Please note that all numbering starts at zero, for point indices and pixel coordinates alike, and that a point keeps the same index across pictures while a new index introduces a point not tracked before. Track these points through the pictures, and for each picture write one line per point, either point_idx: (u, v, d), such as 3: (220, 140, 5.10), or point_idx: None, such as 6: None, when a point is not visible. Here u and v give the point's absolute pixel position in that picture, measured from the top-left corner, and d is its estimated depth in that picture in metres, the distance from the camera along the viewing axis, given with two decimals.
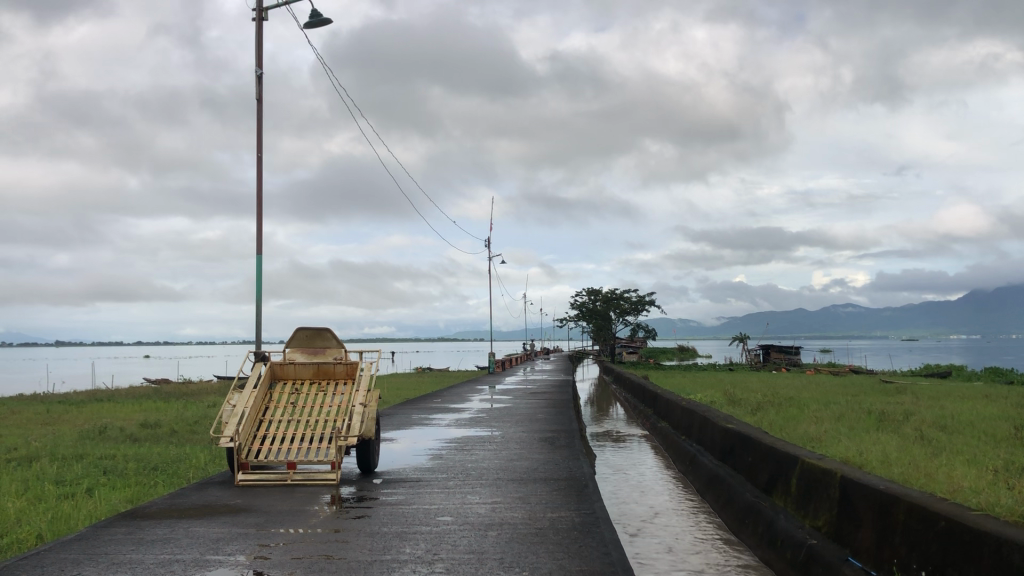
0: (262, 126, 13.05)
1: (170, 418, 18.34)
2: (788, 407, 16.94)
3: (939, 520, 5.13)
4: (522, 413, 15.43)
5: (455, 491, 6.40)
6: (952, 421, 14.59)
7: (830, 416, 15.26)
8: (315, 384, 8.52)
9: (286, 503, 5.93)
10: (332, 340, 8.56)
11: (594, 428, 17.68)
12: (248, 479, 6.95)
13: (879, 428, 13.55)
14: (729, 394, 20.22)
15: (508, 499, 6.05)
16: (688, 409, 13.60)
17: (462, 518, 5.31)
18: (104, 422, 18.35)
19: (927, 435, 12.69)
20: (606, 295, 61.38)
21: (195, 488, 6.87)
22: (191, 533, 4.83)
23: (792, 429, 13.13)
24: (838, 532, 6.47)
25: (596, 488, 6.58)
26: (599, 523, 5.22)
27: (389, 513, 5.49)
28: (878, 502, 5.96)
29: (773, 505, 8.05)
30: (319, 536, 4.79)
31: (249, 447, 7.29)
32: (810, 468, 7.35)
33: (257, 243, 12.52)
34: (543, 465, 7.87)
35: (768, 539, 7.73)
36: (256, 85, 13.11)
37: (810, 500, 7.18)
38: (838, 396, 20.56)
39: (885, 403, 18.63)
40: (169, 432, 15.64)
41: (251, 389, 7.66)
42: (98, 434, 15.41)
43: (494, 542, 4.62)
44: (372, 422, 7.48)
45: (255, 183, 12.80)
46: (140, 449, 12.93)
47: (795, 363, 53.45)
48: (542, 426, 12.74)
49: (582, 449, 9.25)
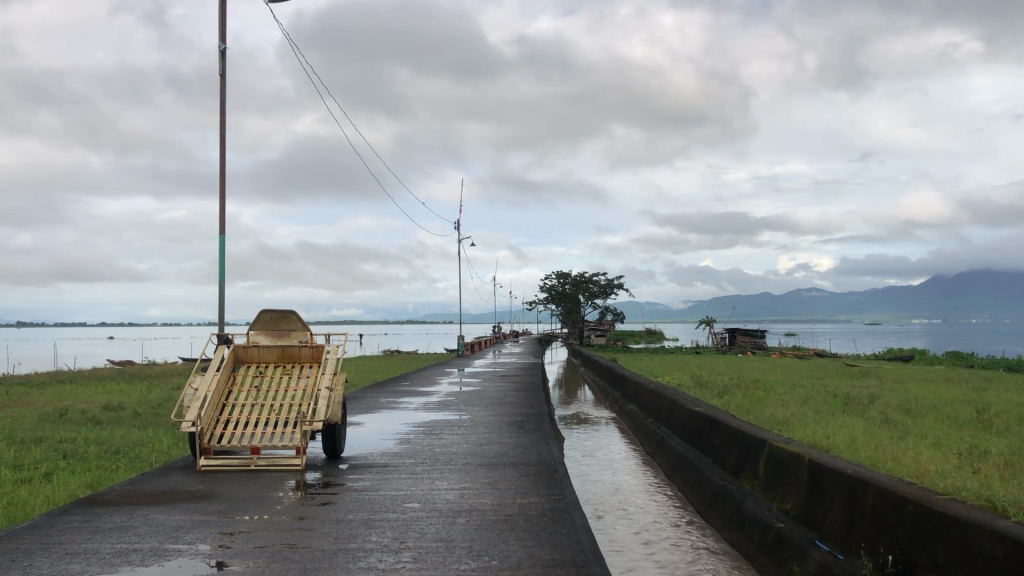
0: (225, 103, 12.78)
1: (133, 401, 18.05)
2: (755, 390, 17.02)
3: (907, 505, 5.12)
4: (491, 396, 15.35)
5: (423, 477, 6.29)
6: (916, 404, 14.75)
7: (796, 399, 15.37)
8: (280, 367, 8.39)
9: (250, 489, 5.79)
10: (298, 323, 8.40)
11: (563, 411, 17.66)
12: (211, 465, 6.80)
13: (845, 412, 13.65)
14: (696, 377, 20.32)
15: (477, 485, 5.96)
16: (656, 392, 13.61)
17: (430, 504, 5.21)
18: (65, 404, 17.99)
19: (892, 418, 12.79)
20: (575, 278, 61.45)
21: (157, 473, 6.71)
22: (150, 521, 4.69)
23: (760, 412, 13.18)
24: (806, 515, 6.47)
25: (566, 474, 6.52)
26: (570, 509, 5.15)
27: (355, 499, 5.38)
28: (846, 486, 5.95)
29: (741, 489, 8.05)
30: (283, 523, 4.67)
31: (212, 432, 7.13)
32: (778, 452, 7.35)
33: (220, 223, 12.28)
34: (512, 449, 7.81)
35: (735, 522, 7.74)
36: (220, 60, 12.83)
37: (778, 483, 7.19)
38: (805, 379, 20.71)
39: (851, 386, 18.80)
40: (132, 414, 15.38)
41: (215, 372, 7.50)
42: (59, 417, 15.10)
43: (463, 529, 4.53)
44: (338, 406, 7.35)
45: (218, 162, 12.55)
46: (102, 432, 12.68)
47: (761, 347, 53.80)
48: (511, 409, 12.68)
49: (552, 433, 9.20)
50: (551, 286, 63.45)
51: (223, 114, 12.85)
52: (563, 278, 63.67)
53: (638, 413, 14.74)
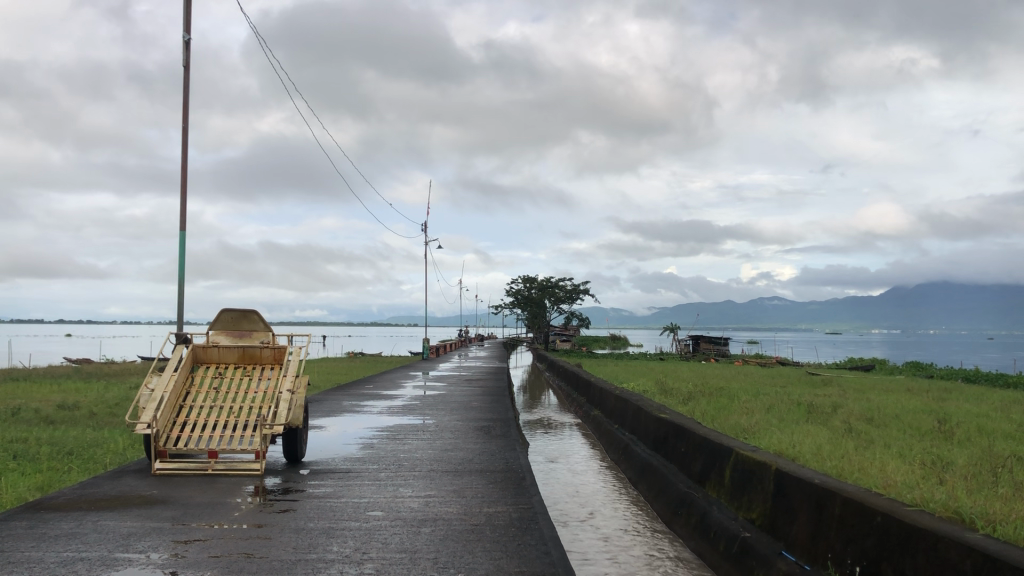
0: (188, 96, 12.51)
1: (88, 399, 17.66)
2: (720, 397, 17.05)
3: (875, 516, 5.05)
4: (457, 401, 15.17)
5: (387, 484, 6.14)
6: (879, 413, 14.85)
7: (760, 407, 15.39)
8: (240, 369, 8.17)
9: (206, 495, 5.59)
10: (259, 323, 8.21)
11: (528, 416, 17.53)
12: (166, 469, 6.57)
13: (809, 420, 13.67)
14: (661, 384, 20.32)
15: (442, 492, 5.82)
16: (621, 397, 13.55)
17: (394, 513, 5.07)
18: (17, 403, 17.53)
19: (856, 428, 12.82)
20: (541, 283, 61.39)
21: (109, 476, 6.47)
22: (99, 528, 4.48)
23: (724, 420, 13.18)
24: (771, 524, 6.40)
25: (533, 481, 6.39)
26: (538, 519, 5.02)
27: (316, 507, 5.21)
28: (813, 495, 5.89)
29: (706, 496, 7.99)
30: (240, 532, 4.49)
31: (167, 434, 6.90)
32: (744, 460, 7.29)
33: (182, 218, 12.02)
34: (477, 455, 7.66)
35: (700, 530, 7.65)
36: (183, 52, 12.56)
37: (744, 492, 7.11)
38: (769, 388, 20.82)
39: (814, 395, 18.90)
40: (88, 414, 15.02)
41: (172, 372, 7.28)
42: (11, 416, 14.70)
43: (428, 540, 4.39)
44: (299, 410, 7.16)
45: (180, 157, 12.27)
46: (54, 433, 12.34)
47: (724, 355, 54.10)
48: (476, 414, 12.54)
49: (518, 439, 9.08)
50: (517, 290, 63.40)
51: (187, 106, 12.60)
52: (530, 282, 63.62)
53: (603, 419, 14.67)
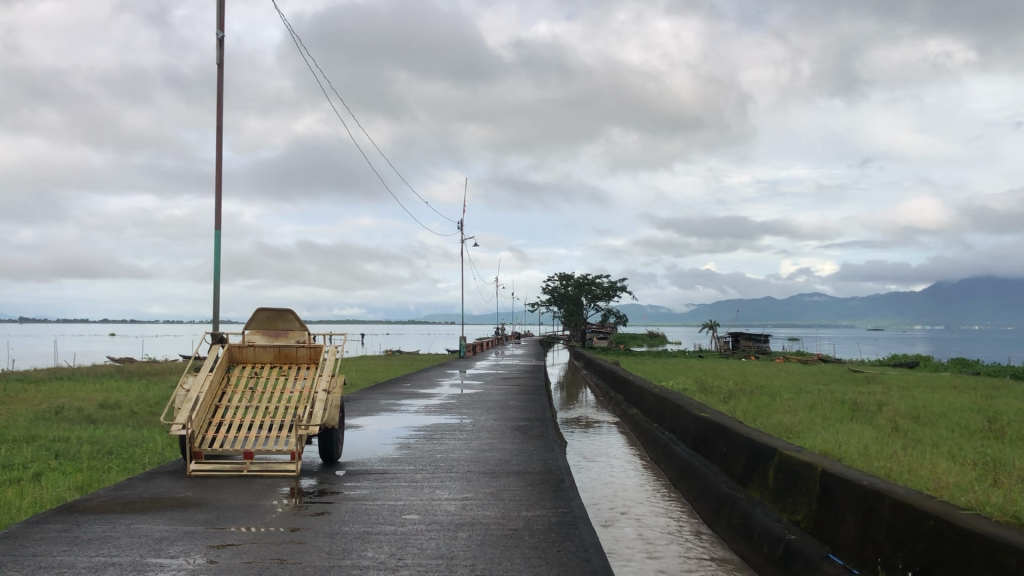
0: (222, 93, 12.54)
1: (130, 399, 17.81)
2: (761, 395, 16.77)
3: (928, 520, 4.84)
4: (494, 400, 15.06)
5: (423, 485, 6.04)
6: (925, 412, 14.51)
7: (803, 405, 15.11)
8: (276, 368, 8.12)
9: (240, 497, 5.52)
10: (294, 322, 8.19)
11: (566, 414, 17.37)
12: (201, 470, 6.55)
13: (853, 419, 13.39)
14: (701, 382, 20.06)
15: (479, 494, 5.71)
16: (660, 395, 13.35)
17: (430, 516, 4.96)
18: (60, 401, 17.74)
19: (902, 426, 12.51)
20: (579, 280, 61.17)
21: (145, 477, 6.45)
22: (132, 531, 4.42)
23: (766, 419, 12.92)
24: (818, 527, 6.20)
25: (573, 484, 6.26)
26: (578, 524, 4.88)
27: (351, 510, 5.12)
28: (861, 497, 5.68)
29: (749, 497, 7.79)
30: (275, 536, 4.41)
31: (203, 435, 6.87)
32: (789, 460, 7.07)
33: (217, 217, 12.04)
34: (515, 456, 7.54)
35: (743, 532, 7.46)
36: (216, 48, 12.59)
37: (788, 494, 6.92)
38: (811, 385, 20.43)
39: (857, 392, 18.51)
40: (129, 413, 15.16)
41: (207, 372, 7.26)
42: (54, 415, 14.90)
43: (465, 545, 4.26)
44: (335, 410, 7.10)
45: (215, 154, 12.30)
46: (94, 432, 12.43)
47: (764, 352, 53.37)
48: (513, 413, 12.41)
49: (556, 439, 8.94)
50: (553, 288, 63.16)
51: (221, 105, 12.62)
52: (565, 280, 63.36)
53: (642, 418, 14.46)
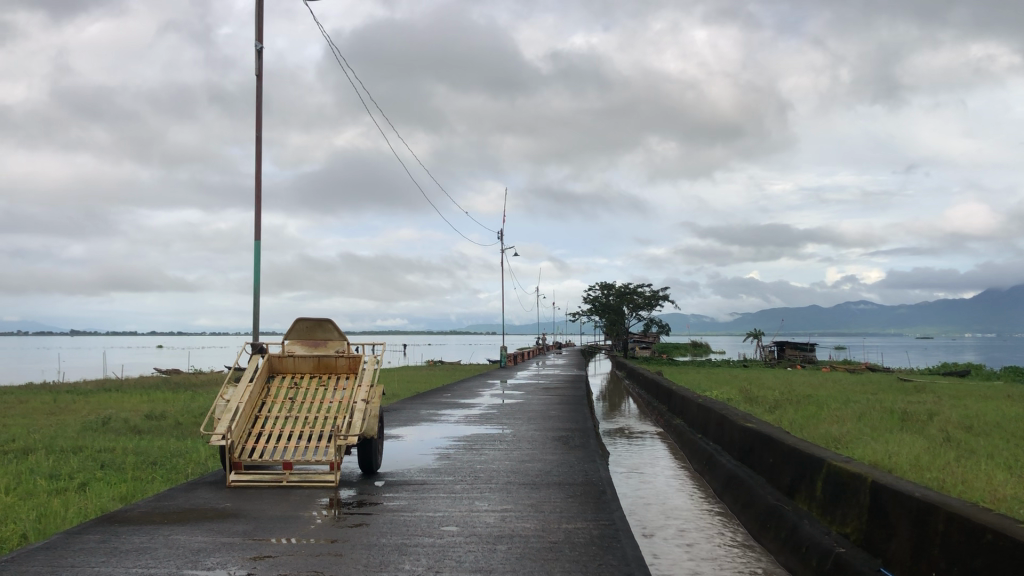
0: (261, 104, 12.66)
1: (174, 410, 17.98)
2: (808, 405, 16.46)
3: (984, 534, 4.64)
4: (535, 410, 14.96)
5: (463, 496, 5.97)
6: (978, 422, 14.12)
7: (851, 415, 14.81)
8: (315, 378, 8.12)
9: (279, 508, 5.50)
10: (334, 332, 8.18)
11: (608, 425, 17.20)
12: (241, 481, 6.55)
13: (902, 429, 13.09)
14: (745, 391, 19.75)
15: (519, 506, 5.63)
16: (704, 406, 13.16)
17: (468, 528, 4.89)
18: (108, 412, 18.02)
19: (954, 436, 12.18)
20: (620, 289, 60.90)
21: (185, 488, 6.47)
22: (171, 543, 4.41)
23: (814, 429, 12.65)
24: (868, 540, 6.01)
25: (615, 496, 6.15)
26: (621, 537, 4.76)
27: (389, 522, 5.06)
28: (913, 509, 5.48)
29: (796, 509, 7.60)
30: (312, 548, 4.36)
31: (243, 445, 6.87)
32: (838, 472, 6.87)
33: (256, 228, 12.13)
34: (556, 467, 7.44)
35: (791, 545, 7.26)
36: (256, 59, 12.72)
37: (837, 505, 6.71)
38: (859, 395, 20.06)
39: (907, 402, 18.09)
40: (173, 423, 15.32)
41: (247, 383, 7.28)
42: (101, 425, 15.13)
43: (504, 558, 4.17)
44: (374, 420, 7.06)
45: (254, 166, 12.40)
46: (140, 442, 12.57)
47: (810, 361, 52.55)
48: (554, 423, 12.30)
49: (597, 450, 8.81)
50: (595, 298, 62.92)
51: (260, 116, 12.74)
52: (607, 289, 63.06)
53: (686, 428, 14.26)
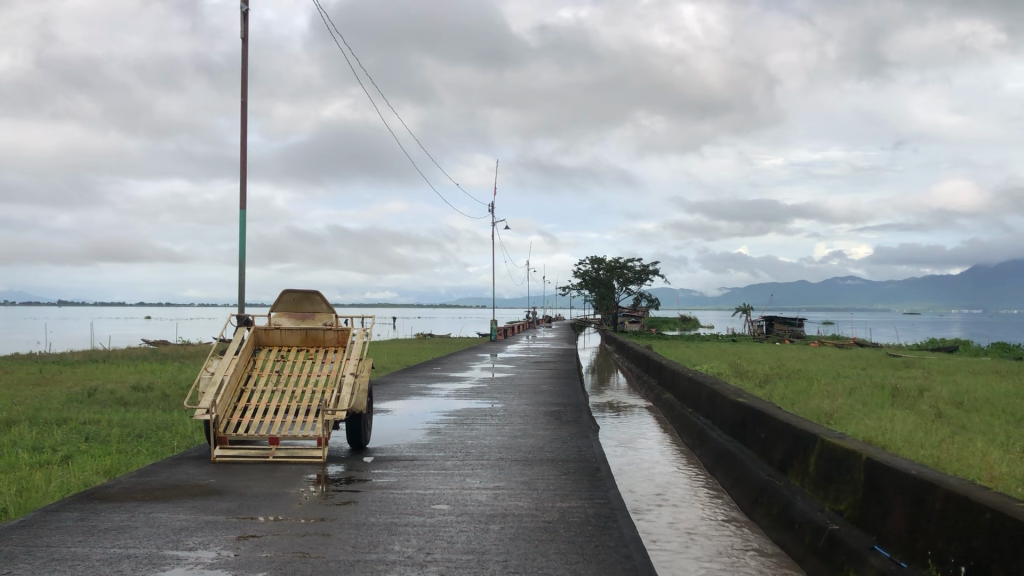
0: (246, 69, 12.41)
1: (161, 382, 17.79)
2: (799, 380, 16.42)
3: (983, 512, 4.54)
4: (525, 384, 14.85)
5: (453, 473, 5.83)
6: (968, 397, 14.10)
7: (842, 390, 14.74)
8: (303, 352, 7.96)
9: (265, 485, 5.35)
10: (322, 305, 8.01)
11: (597, 398, 17.10)
12: (226, 457, 6.40)
13: (894, 404, 13.05)
14: (735, 366, 19.67)
15: (512, 483, 5.51)
16: (695, 380, 13.06)
17: (460, 507, 4.75)
18: (93, 384, 17.82)
19: (945, 412, 12.13)
20: (610, 263, 60.78)
21: (168, 463, 6.31)
22: (151, 521, 4.26)
23: (806, 404, 12.61)
24: (863, 517, 5.90)
25: (610, 473, 6.03)
26: (617, 517, 4.63)
27: (378, 500, 4.92)
28: (910, 487, 5.38)
29: (789, 485, 7.50)
30: (298, 527, 4.22)
31: (228, 420, 6.72)
32: (832, 448, 6.76)
33: (241, 197, 11.90)
34: (548, 443, 7.31)
35: (784, 521, 7.16)
36: (241, 23, 12.46)
37: (831, 482, 6.61)
38: (849, 370, 20.03)
39: (898, 377, 18.03)
40: (160, 396, 15.14)
41: (233, 356, 7.12)
42: (87, 397, 14.97)
43: (497, 539, 4.05)
44: (363, 394, 6.92)
45: (239, 133, 12.18)
46: (126, 414, 12.40)
47: (799, 336, 52.63)
48: (546, 398, 12.18)
49: (590, 426, 8.69)
50: (585, 271, 62.83)
51: (246, 83, 12.50)
52: (597, 263, 62.97)
53: (676, 402, 14.17)
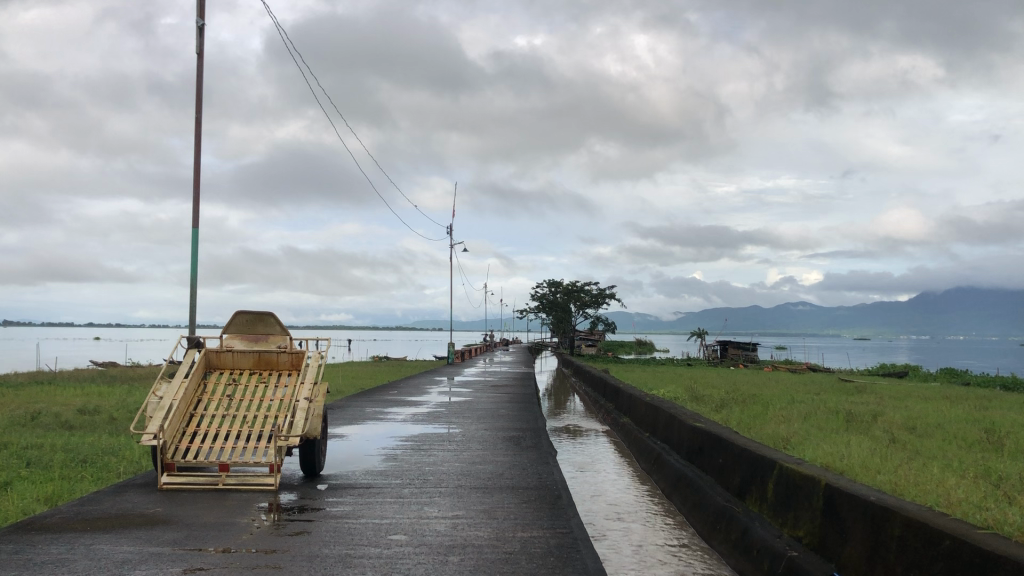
0: (200, 84, 12.20)
1: (109, 404, 17.29)
2: (754, 405, 16.46)
3: (942, 540, 4.49)
4: (483, 409, 14.70)
5: (411, 502, 5.67)
6: (921, 423, 14.25)
7: (797, 415, 14.83)
8: (255, 375, 7.75)
9: (214, 514, 5.15)
10: (276, 327, 7.82)
11: (555, 423, 17.00)
12: (174, 484, 6.18)
13: (848, 430, 13.13)
14: (692, 390, 19.69)
15: (470, 512, 5.37)
16: (652, 404, 13.03)
17: (418, 537, 4.61)
18: (37, 407, 17.26)
19: (899, 438, 12.22)
20: (568, 287, 60.95)
21: (113, 491, 6.07)
22: (92, 554, 4.05)
23: (762, 428, 12.64)
24: (822, 544, 5.85)
25: (571, 501, 5.93)
26: (579, 547, 4.53)
27: (333, 530, 4.75)
28: (869, 513, 5.33)
29: (747, 511, 7.45)
30: (249, 559, 4.04)
31: (176, 446, 6.49)
32: (791, 473, 6.73)
33: (194, 215, 11.65)
34: (507, 470, 7.18)
35: (741, 548, 7.11)
36: (196, 37, 12.27)
37: (789, 508, 6.58)
38: (804, 394, 20.21)
39: (851, 402, 18.19)
40: (107, 419, 14.69)
41: (182, 379, 6.90)
42: (31, 420, 14.49)
43: (456, 572, 3.91)
44: (317, 420, 6.74)
45: (193, 149, 11.94)
46: (70, 439, 12.00)
47: (754, 360, 53.04)
48: (503, 423, 12.06)
49: (549, 451, 8.58)
50: (542, 295, 62.86)
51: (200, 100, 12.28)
52: (554, 287, 63.05)
53: (633, 427, 14.12)
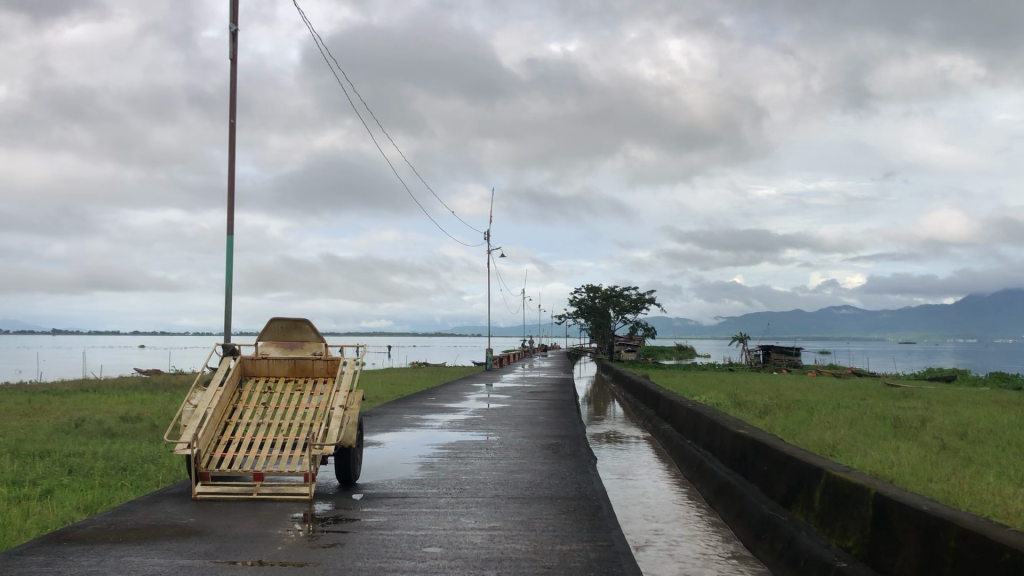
0: (235, 89, 12.23)
1: (150, 412, 17.40)
2: (798, 410, 16.15)
3: (1001, 552, 4.26)
4: (522, 415, 14.54)
5: (447, 512, 5.55)
6: (973, 428, 13.83)
7: (842, 421, 14.48)
8: (290, 382, 7.70)
9: (247, 524, 5.08)
10: (310, 333, 7.74)
11: (594, 429, 16.80)
12: (208, 493, 6.13)
13: (897, 435, 12.78)
14: (734, 396, 19.37)
15: (508, 524, 5.23)
16: (693, 410, 12.80)
17: (453, 550, 4.48)
18: (81, 414, 17.41)
19: (951, 444, 11.86)
20: (606, 292, 60.61)
21: (147, 500, 6.04)
22: (121, 567, 3.98)
23: (807, 435, 12.34)
24: (872, 555, 5.62)
25: (611, 512, 5.77)
26: (620, 561, 4.37)
27: (367, 542, 4.64)
28: (921, 523, 5.10)
29: (793, 520, 7.23)
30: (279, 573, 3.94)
31: (211, 455, 6.45)
32: (838, 482, 6.49)
33: (229, 221, 11.68)
34: (546, 479, 7.03)
35: (788, 557, 6.88)
36: (231, 43, 12.32)
37: (837, 517, 6.35)
38: (850, 399, 19.78)
39: (899, 408, 17.74)
40: (148, 427, 14.74)
41: (217, 388, 6.86)
42: (75, 428, 14.63)
43: None
44: (352, 427, 6.64)
45: (228, 154, 11.97)
46: (112, 446, 12.04)
47: (797, 365, 52.33)
48: (542, 430, 11.92)
49: (588, 459, 8.40)
50: (580, 300, 62.58)
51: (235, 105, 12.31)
52: (593, 292, 62.79)
53: (674, 433, 13.89)
